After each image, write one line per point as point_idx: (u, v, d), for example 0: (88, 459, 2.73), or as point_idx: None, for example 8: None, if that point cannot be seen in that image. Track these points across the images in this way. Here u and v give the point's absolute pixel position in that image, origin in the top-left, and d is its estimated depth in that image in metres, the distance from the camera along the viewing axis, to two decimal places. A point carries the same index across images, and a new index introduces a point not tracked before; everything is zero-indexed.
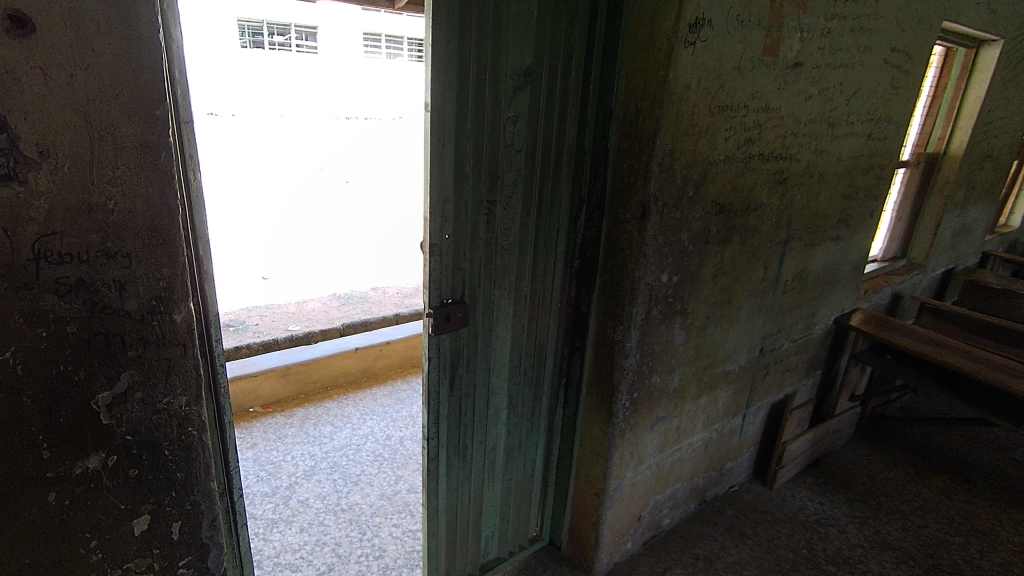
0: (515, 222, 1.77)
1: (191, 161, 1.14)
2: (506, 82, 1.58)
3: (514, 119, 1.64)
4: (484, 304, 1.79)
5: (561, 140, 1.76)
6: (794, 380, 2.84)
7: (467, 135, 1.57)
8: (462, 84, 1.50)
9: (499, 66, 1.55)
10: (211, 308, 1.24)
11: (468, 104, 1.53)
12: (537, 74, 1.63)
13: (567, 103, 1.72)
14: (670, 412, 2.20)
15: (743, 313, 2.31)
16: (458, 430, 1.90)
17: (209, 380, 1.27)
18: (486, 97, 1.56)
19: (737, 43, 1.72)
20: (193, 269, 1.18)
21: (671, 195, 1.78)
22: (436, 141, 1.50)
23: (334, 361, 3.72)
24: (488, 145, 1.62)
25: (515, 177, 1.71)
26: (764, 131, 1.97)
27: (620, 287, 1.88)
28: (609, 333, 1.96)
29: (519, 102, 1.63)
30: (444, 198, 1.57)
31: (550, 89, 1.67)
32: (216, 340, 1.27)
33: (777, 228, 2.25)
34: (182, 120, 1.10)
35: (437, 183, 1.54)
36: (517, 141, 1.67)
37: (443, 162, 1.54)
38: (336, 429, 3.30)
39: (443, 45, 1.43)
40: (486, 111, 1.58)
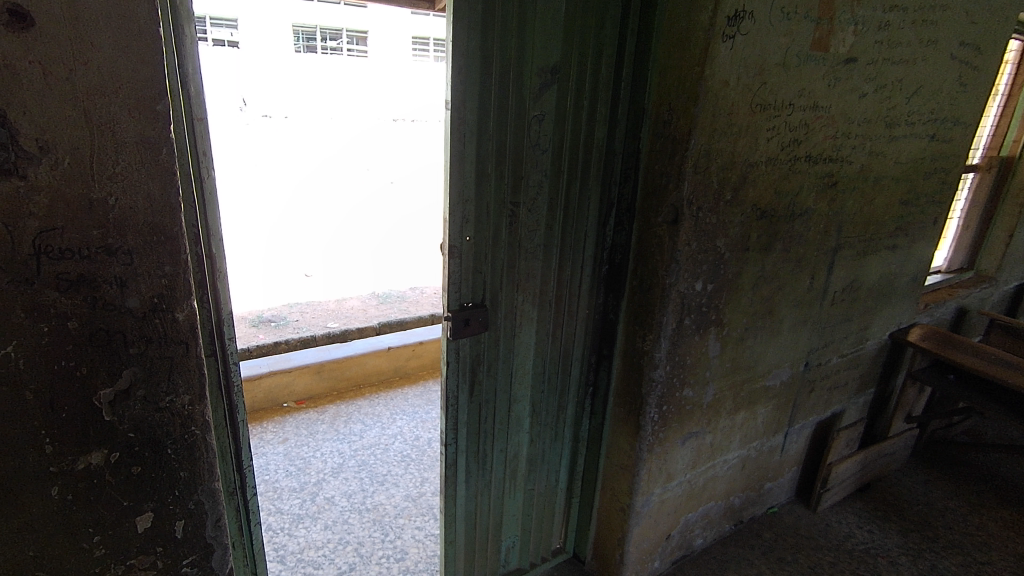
0: (539, 225, 1.71)
1: (203, 158, 1.13)
2: (531, 79, 1.52)
3: (540, 117, 1.58)
4: (506, 308, 1.74)
5: (589, 139, 1.69)
6: (843, 397, 2.65)
7: (489, 134, 1.52)
8: (484, 81, 1.45)
9: (523, 63, 1.50)
10: (223, 307, 1.23)
11: (490, 102, 1.49)
12: (563, 72, 1.57)
13: (596, 101, 1.65)
14: (703, 428, 2.08)
15: (786, 325, 2.16)
16: (478, 437, 1.85)
17: (221, 379, 1.27)
18: (509, 94, 1.51)
19: (782, 36, 1.60)
20: (205, 268, 1.18)
21: (706, 199, 1.68)
22: (457, 140, 1.46)
23: (367, 360, 3.75)
24: (511, 145, 1.56)
25: (540, 178, 1.65)
26: (812, 132, 1.83)
27: (650, 294, 1.79)
28: (638, 343, 1.87)
29: (544, 100, 1.57)
30: (464, 198, 1.53)
31: (577, 87, 1.60)
32: (228, 339, 1.26)
33: (825, 235, 2.10)
34: (194, 117, 1.10)
35: (457, 183, 1.50)
36: (542, 140, 1.61)
37: (464, 162, 1.49)
38: (366, 427, 3.31)
39: (464, 41, 1.39)
40: (510, 109, 1.53)
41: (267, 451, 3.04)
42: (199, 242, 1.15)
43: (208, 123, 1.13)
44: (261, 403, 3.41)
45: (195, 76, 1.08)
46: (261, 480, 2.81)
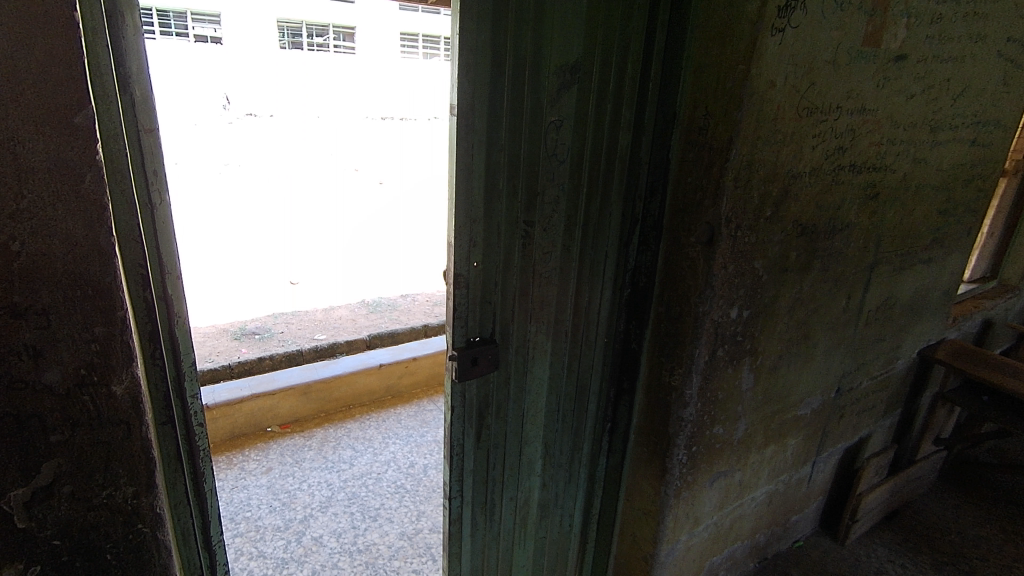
0: (555, 246, 1.50)
1: (154, 180, 0.89)
2: (549, 80, 1.31)
3: (558, 124, 1.37)
4: (518, 341, 1.52)
5: (614, 148, 1.47)
6: (871, 421, 2.46)
7: (502, 144, 1.30)
8: (495, 83, 1.24)
9: (540, 61, 1.28)
10: (183, 361, 1.00)
11: (503, 106, 1.27)
12: (585, 72, 1.35)
13: (622, 105, 1.43)
14: (733, 466, 1.88)
15: (821, 350, 1.96)
16: (486, 485, 1.63)
17: (182, 448, 1.04)
18: (524, 97, 1.29)
19: (834, 30, 1.41)
20: (159, 315, 0.95)
21: (746, 216, 1.48)
22: (464, 151, 1.25)
23: (357, 379, 3.50)
24: (526, 156, 1.35)
25: (557, 194, 1.44)
26: (857, 138, 1.64)
27: (681, 322, 1.58)
28: (665, 376, 1.66)
29: (563, 104, 1.36)
30: (472, 219, 1.31)
31: (601, 89, 1.39)
32: (190, 399, 1.03)
33: (864, 250, 1.91)
34: (142, 128, 0.86)
35: (464, 201, 1.29)
36: (561, 149, 1.40)
37: (471, 176, 1.28)
38: (357, 453, 3.08)
39: (473, 36, 1.17)
40: (525, 114, 1.31)
41: (248, 484, 2.80)
42: (150, 285, 0.92)
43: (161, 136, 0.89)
44: (242, 428, 3.16)
45: (143, 78, 0.84)
46: (242, 519, 2.58)
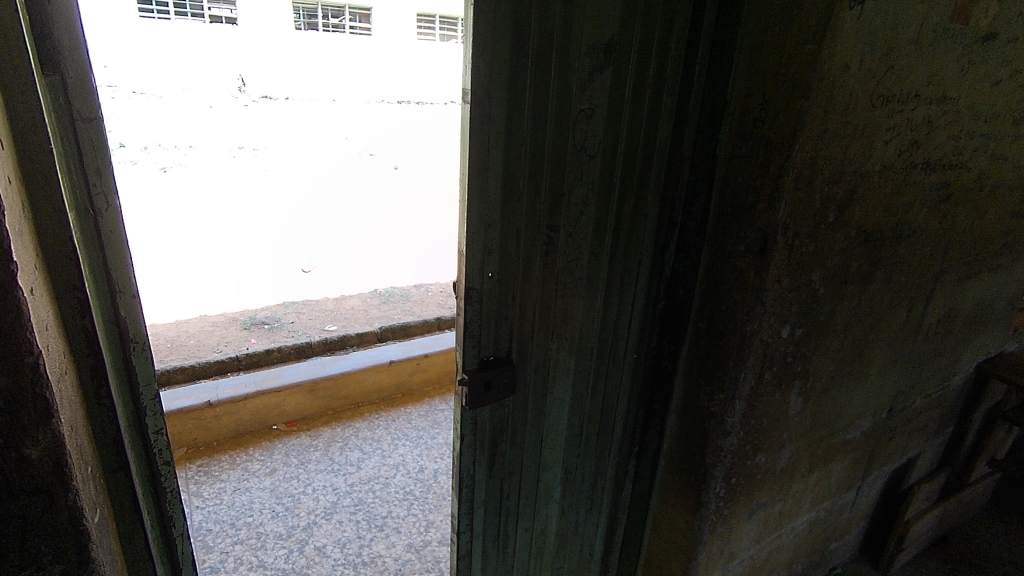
0: (581, 252, 1.31)
1: (96, 180, 0.76)
2: (579, 63, 1.12)
3: (588, 113, 1.18)
4: (538, 359, 1.35)
5: (652, 141, 1.27)
6: (921, 440, 2.24)
7: (523, 137, 1.12)
8: (517, 65, 1.05)
9: (568, 39, 1.09)
10: (140, 388, 0.89)
11: (524, 92, 1.08)
12: (622, 53, 1.15)
13: (662, 91, 1.23)
14: (774, 496, 1.69)
15: (875, 369, 1.75)
16: (499, 516, 1.47)
17: (149, 483, 0.94)
18: (549, 81, 1.10)
19: (922, 2, 1.18)
20: (109, 337, 0.82)
21: (805, 222, 1.27)
22: (479, 145, 1.06)
23: (366, 376, 3.35)
24: (550, 150, 1.17)
25: (586, 194, 1.25)
26: (935, 131, 1.41)
27: (724, 342, 1.38)
28: (702, 400, 1.47)
29: (595, 90, 1.16)
30: (487, 224, 1.14)
31: (639, 71, 1.19)
32: (154, 431, 0.92)
33: (931, 258, 1.68)
34: (77, 117, 0.73)
35: (477, 203, 1.11)
36: (590, 142, 1.21)
37: (487, 173, 1.10)
38: (364, 455, 2.95)
39: (490, 9, 0.98)
40: (551, 101, 1.12)
41: (251, 486, 2.68)
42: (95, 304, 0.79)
43: (102, 126, 0.76)
44: (246, 426, 3.04)
45: (76, 57, 0.71)
46: (243, 524, 2.46)
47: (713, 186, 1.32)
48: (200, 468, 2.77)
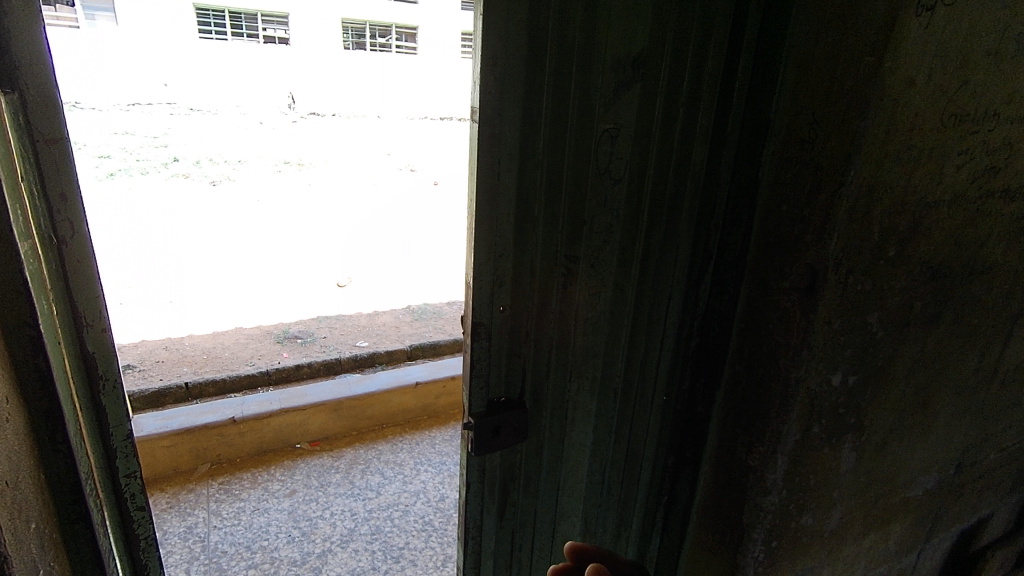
0: (604, 285, 1.20)
1: (61, 206, 0.70)
2: (602, 81, 1.03)
3: (614, 134, 1.08)
4: (554, 401, 1.24)
5: (684, 165, 1.17)
6: (994, 499, 1.98)
7: (540, 159, 1.03)
8: (533, 82, 0.97)
9: (590, 53, 1.01)
10: (108, 431, 0.82)
11: (541, 111, 1.00)
12: (651, 70, 1.07)
13: (696, 111, 1.14)
14: (822, 560, 1.50)
15: (941, 420, 1.55)
16: (509, 569, 1.35)
17: (121, 530, 0.87)
18: (569, 99, 1.01)
19: (1001, 9, 1.02)
20: (74, 376, 0.76)
21: (861, 259, 1.11)
22: (489, 169, 0.98)
23: (391, 397, 3.28)
24: (570, 174, 1.07)
25: (610, 222, 1.15)
26: (1016, 154, 1.23)
27: (764, 389, 1.24)
28: (739, 451, 1.32)
29: (620, 110, 1.07)
30: (499, 253, 1.04)
31: (670, 89, 1.09)
32: (127, 475, 0.85)
33: (1008, 298, 1.48)
34: (39, 138, 0.67)
35: (487, 231, 1.02)
36: (615, 165, 1.11)
37: (498, 199, 1.01)
38: (385, 480, 2.87)
39: (503, 24, 0.90)
40: (571, 121, 1.03)
41: (269, 507, 2.64)
42: (57, 341, 0.73)
43: (69, 147, 0.70)
44: (270, 444, 3.02)
45: (39, 72, 0.65)
46: (258, 548, 2.41)
47: (753, 215, 1.19)
48: (222, 485, 2.76)
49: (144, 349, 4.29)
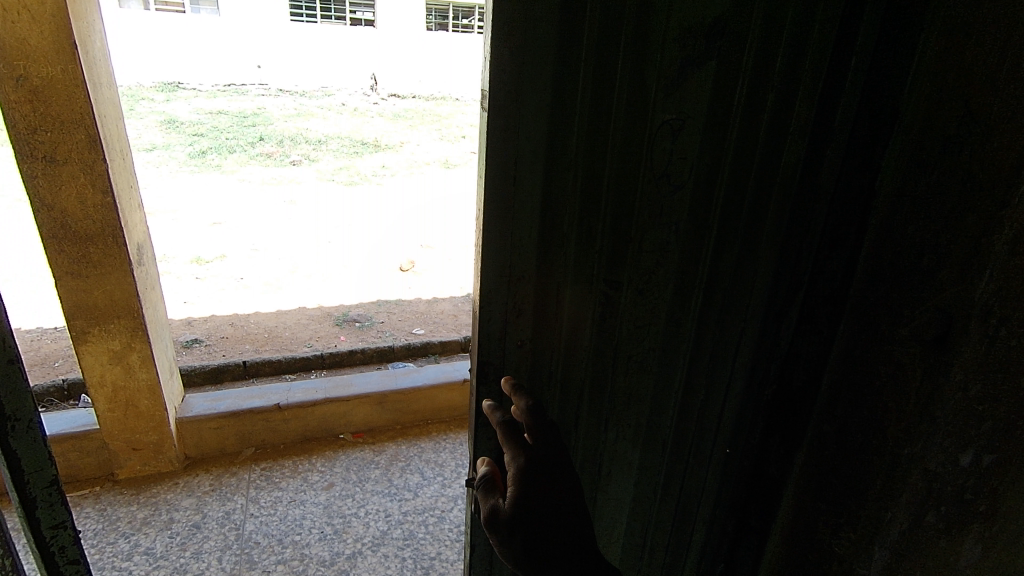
0: (655, 318, 0.98)
1: None
2: (660, 63, 0.81)
3: (676, 127, 0.85)
4: (585, 448, 1.06)
5: (765, 166, 0.91)
6: None
7: (572, 159, 0.84)
8: (564, 61, 0.78)
9: (646, 22, 0.79)
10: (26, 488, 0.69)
11: (578, 98, 0.80)
12: (728, 48, 0.83)
13: (790, 95, 0.87)
14: None
15: None
16: None
17: None
18: (616, 84, 0.81)
19: None
20: None
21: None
22: (503, 169, 0.82)
23: (437, 394, 3.14)
24: (612, 179, 0.86)
25: (665, 241, 0.92)
26: None
27: (852, 464, 0.96)
28: (822, 532, 1.03)
29: (687, 101, 0.84)
30: (519, 271, 0.88)
31: (756, 71, 0.85)
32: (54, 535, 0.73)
33: None
34: None
35: (496, 244, 0.86)
36: (676, 170, 0.88)
37: (512, 206, 0.84)
38: (424, 482, 2.74)
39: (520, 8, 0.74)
40: (619, 111, 0.82)
41: (305, 500, 2.60)
42: None
43: None
44: (313, 432, 2.98)
45: None
46: (290, 542, 2.36)
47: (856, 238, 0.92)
48: (264, 471, 2.75)
49: (212, 325, 4.47)
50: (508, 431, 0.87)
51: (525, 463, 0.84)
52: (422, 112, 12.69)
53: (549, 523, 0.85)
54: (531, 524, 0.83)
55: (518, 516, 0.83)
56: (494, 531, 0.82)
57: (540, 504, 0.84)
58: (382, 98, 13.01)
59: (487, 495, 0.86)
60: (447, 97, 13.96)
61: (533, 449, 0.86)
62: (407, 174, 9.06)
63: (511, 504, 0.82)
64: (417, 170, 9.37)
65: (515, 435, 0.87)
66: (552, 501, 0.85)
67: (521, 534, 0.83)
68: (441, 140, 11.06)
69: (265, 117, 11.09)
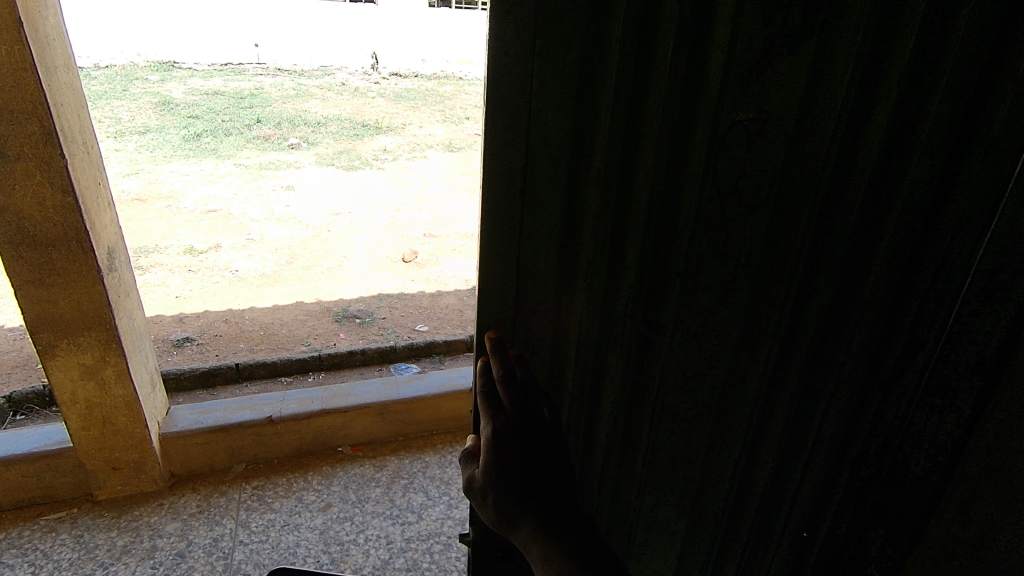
0: (725, 337, 0.92)
1: None
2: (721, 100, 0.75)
3: (755, 129, 0.78)
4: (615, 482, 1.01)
5: None
6: None
7: (637, 167, 0.80)
8: (638, 66, 0.74)
9: (726, 13, 0.73)
10: None
11: (652, 107, 0.76)
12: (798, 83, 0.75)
13: (876, 88, 0.77)
14: None
15: None
16: None
17: None
18: (693, 82, 0.76)
19: None
20: None
21: None
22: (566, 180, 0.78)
23: (442, 402, 2.92)
24: (676, 186, 0.81)
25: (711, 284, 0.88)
26: None
27: None
28: None
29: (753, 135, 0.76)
30: (565, 294, 0.86)
31: (854, 69, 0.76)
32: None
33: None
34: None
35: (559, 254, 0.84)
36: (751, 182, 0.81)
37: (558, 223, 0.82)
38: (428, 502, 2.53)
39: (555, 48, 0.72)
40: (696, 114, 0.78)
41: (300, 524, 2.39)
42: None
43: None
44: (310, 445, 2.76)
45: None
46: None
47: (971, 278, 0.82)
48: (255, 490, 2.55)
49: (206, 321, 4.24)
50: (484, 395, 0.86)
51: (494, 430, 0.83)
52: (425, 92, 12.28)
53: (524, 487, 0.84)
54: (507, 493, 0.83)
55: (491, 480, 0.84)
56: (474, 497, 0.86)
57: (514, 472, 0.83)
58: (383, 78, 12.62)
59: (468, 465, 0.89)
60: (450, 76, 13.46)
61: (508, 414, 0.84)
62: (409, 159, 8.71)
63: (483, 469, 0.84)
64: (420, 153, 9.05)
65: (491, 400, 0.85)
66: (530, 469, 0.84)
67: (494, 500, 0.84)
68: (444, 122, 10.65)
69: (262, 97, 10.74)
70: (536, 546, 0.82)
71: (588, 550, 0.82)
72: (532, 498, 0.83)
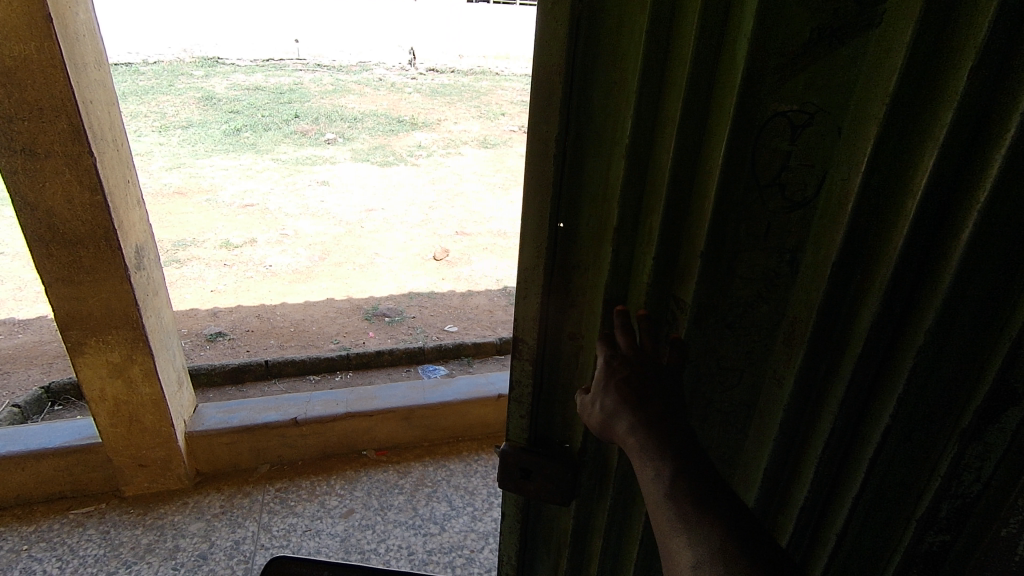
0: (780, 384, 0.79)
1: None
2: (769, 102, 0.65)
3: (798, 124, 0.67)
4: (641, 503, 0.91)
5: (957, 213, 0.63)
6: None
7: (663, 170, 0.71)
8: (655, 52, 0.69)
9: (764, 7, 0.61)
10: None
11: (679, 96, 0.70)
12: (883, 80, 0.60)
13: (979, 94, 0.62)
14: None
15: None
16: None
17: None
18: (726, 83, 0.68)
19: None
20: None
21: None
22: (588, 168, 0.78)
23: (469, 409, 2.84)
24: (703, 185, 0.73)
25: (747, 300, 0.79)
26: None
27: None
28: None
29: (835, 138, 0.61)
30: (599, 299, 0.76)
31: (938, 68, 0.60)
32: None
33: None
34: None
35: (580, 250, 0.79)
36: (796, 181, 0.70)
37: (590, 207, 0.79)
38: (451, 513, 2.45)
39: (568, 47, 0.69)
40: (725, 113, 0.68)
41: (321, 529, 2.34)
42: None
43: None
44: (335, 448, 2.72)
45: None
46: None
47: None
48: (278, 492, 2.52)
49: (238, 316, 4.28)
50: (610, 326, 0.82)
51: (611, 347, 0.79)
52: (461, 87, 12.22)
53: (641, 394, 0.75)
54: (622, 395, 0.75)
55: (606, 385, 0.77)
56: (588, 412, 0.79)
57: (631, 380, 0.76)
58: (420, 74, 12.61)
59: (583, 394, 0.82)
60: (487, 71, 13.36)
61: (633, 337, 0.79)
62: (443, 155, 8.65)
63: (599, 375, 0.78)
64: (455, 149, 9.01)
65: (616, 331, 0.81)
66: (648, 381, 0.76)
67: (607, 404, 0.76)
68: (479, 117, 10.56)
69: (301, 92, 10.86)
70: (634, 437, 0.72)
71: (692, 460, 0.69)
72: (646, 396, 0.74)
